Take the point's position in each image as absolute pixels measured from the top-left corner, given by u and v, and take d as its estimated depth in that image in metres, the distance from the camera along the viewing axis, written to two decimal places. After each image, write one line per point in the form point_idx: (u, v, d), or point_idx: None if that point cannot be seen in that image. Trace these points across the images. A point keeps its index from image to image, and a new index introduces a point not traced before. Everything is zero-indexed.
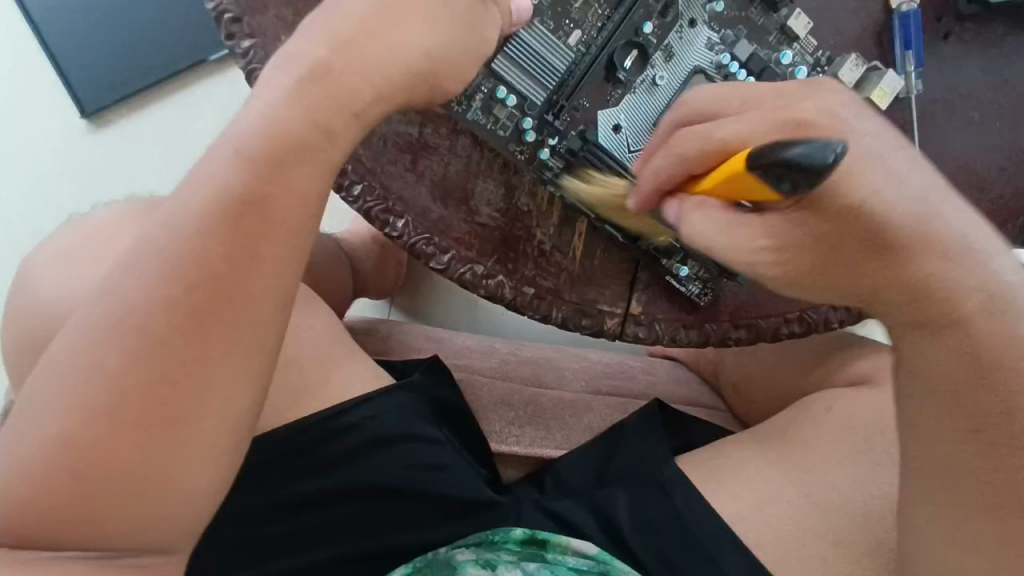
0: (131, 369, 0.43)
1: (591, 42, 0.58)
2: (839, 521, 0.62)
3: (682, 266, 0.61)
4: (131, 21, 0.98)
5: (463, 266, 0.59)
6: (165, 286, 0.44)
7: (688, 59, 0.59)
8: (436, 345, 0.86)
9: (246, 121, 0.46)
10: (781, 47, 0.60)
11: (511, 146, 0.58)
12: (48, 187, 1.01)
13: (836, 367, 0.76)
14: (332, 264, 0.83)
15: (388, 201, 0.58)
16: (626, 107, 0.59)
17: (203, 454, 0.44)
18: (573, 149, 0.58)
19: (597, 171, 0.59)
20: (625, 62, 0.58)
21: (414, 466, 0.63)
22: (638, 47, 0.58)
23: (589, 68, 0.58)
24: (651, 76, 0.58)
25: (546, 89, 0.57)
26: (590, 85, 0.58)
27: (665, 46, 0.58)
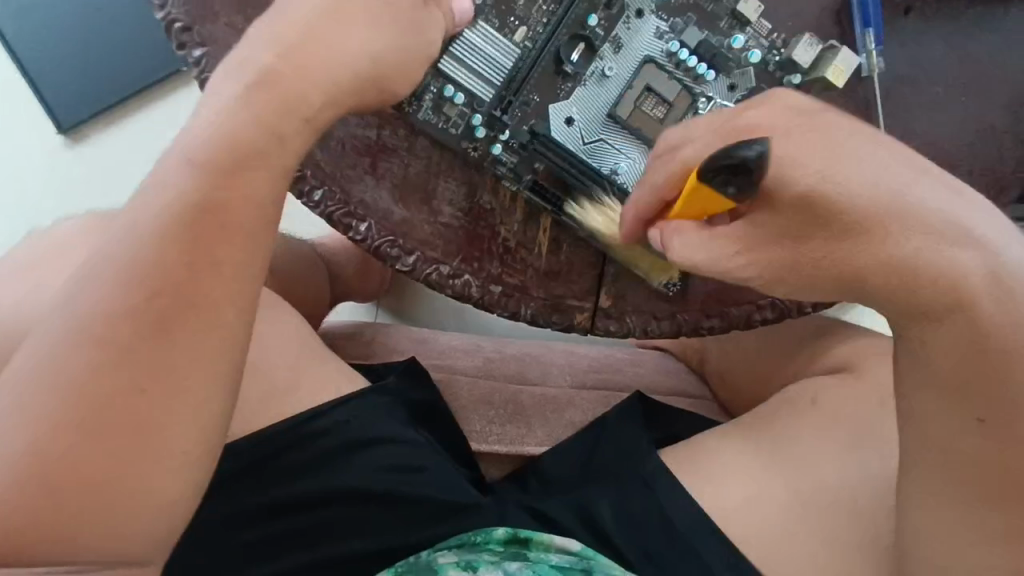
0: (78, 385, 0.42)
1: (537, 38, 0.59)
2: (830, 514, 0.60)
3: (644, 255, 0.61)
4: (100, 33, 0.97)
5: (429, 267, 0.59)
6: (111, 299, 0.43)
7: (638, 49, 0.59)
8: (418, 345, 0.85)
9: (197, 130, 0.45)
10: (733, 32, 0.60)
11: (463, 143, 0.59)
12: (29, 203, 1.02)
13: (819, 353, 0.75)
14: (306, 270, 0.83)
15: (349, 205, 0.58)
16: (577, 99, 0.59)
17: (156, 472, 0.43)
18: (523, 144, 0.59)
19: (548, 162, 0.59)
20: (571, 56, 0.59)
21: (391, 469, 0.63)
22: (584, 40, 0.59)
23: (536, 63, 0.59)
24: (600, 68, 0.59)
25: (494, 86, 0.58)
26: (538, 80, 0.59)
27: (613, 38, 0.59)
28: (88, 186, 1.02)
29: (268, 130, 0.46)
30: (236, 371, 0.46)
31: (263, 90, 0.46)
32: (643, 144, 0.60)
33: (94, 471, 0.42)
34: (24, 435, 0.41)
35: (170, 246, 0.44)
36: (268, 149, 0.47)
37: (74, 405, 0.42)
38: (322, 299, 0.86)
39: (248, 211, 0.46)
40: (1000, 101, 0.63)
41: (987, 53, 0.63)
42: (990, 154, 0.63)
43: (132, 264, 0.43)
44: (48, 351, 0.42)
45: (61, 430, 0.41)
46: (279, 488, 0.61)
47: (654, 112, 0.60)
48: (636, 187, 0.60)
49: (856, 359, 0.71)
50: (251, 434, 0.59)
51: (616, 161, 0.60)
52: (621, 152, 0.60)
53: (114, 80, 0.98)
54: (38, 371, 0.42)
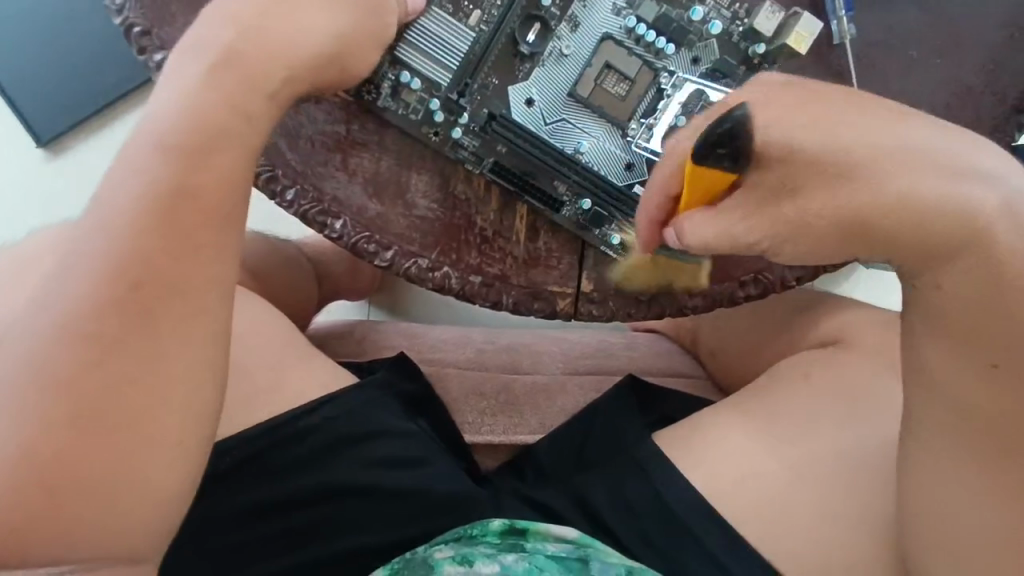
0: (38, 390, 0.40)
1: (491, 20, 0.58)
2: (824, 487, 0.59)
3: (615, 234, 0.61)
4: (73, 44, 0.96)
5: (407, 261, 0.59)
6: (71, 302, 0.41)
7: (595, 27, 0.59)
8: (411, 340, 0.83)
9: (156, 117, 0.44)
10: (692, 4, 0.59)
11: (424, 129, 0.59)
12: (12, 217, 1.01)
13: (808, 326, 0.74)
14: (290, 272, 0.82)
15: (323, 203, 0.58)
16: (536, 80, 0.59)
17: (127, 479, 0.41)
18: (482, 126, 0.59)
19: (510, 143, 0.59)
20: (526, 37, 0.58)
21: (383, 464, 0.63)
22: (540, 20, 0.58)
23: (492, 45, 0.58)
24: (557, 48, 0.59)
25: (450, 71, 0.58)
26: (495, 62, 0.58)
27: (569, 17, 0.58)
28: (71, 199, 1.01)
29: (237, 113, 0.45)
30: (220, 368, 0.45)
31: (228, 74, 0.45)
32: (607, 122, 0.60)
33: (80, 471, 0.40)
34: (6, 437, 0.40)
35: (145, 236, 0.42)
36: (236, 131, 0.45)
37: (55, 404, 0.40)
38: (309, 299, 0.85)
39: (221, 197, 0.44)
40: (975, 60, 0.62)
41: (958, 14, 0.62)
42: (967, 116, 0.62)
43: (107, 258, 0.41)
44: (25, 351, 0.41)
45: (39, 433, 0.40)
46: (272, 487, 0.61)
47: (616, 89, 0.59)
48: (601, 165, 0.60)
49: (847, 329, 0.70)
50: (240, 433, 0.59)
51: (580, 140, 0.60)
52: (585, 131, 0.60)
53: (89, 90, 0.97)
54: (15, 371, 0.40)
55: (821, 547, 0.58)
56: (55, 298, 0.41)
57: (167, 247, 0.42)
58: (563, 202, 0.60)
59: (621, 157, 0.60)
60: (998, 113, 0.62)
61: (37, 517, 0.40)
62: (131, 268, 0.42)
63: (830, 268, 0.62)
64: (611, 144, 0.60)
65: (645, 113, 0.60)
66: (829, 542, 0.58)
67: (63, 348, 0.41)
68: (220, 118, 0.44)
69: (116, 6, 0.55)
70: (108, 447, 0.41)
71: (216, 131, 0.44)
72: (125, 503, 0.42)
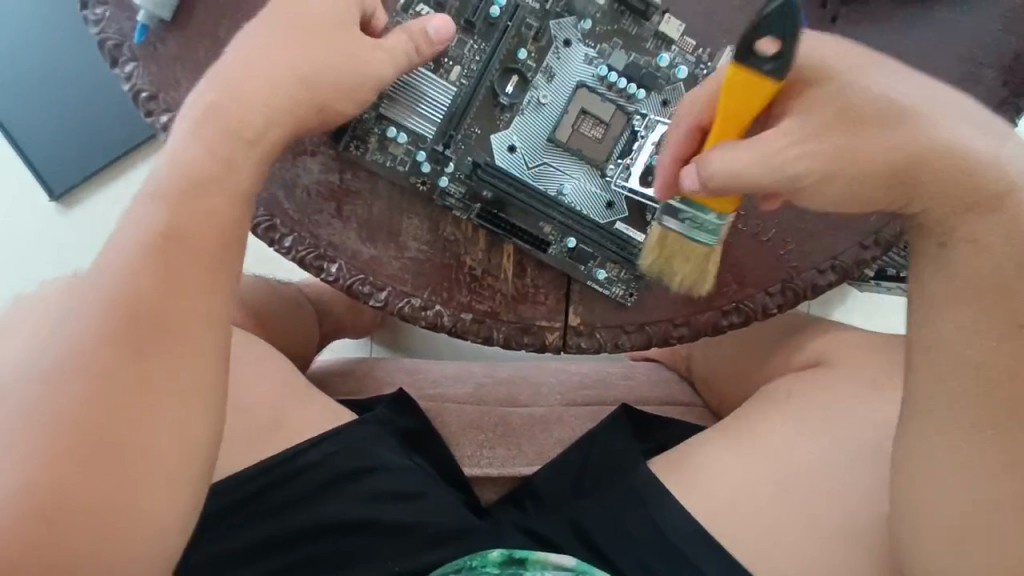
0: (53, 441, 0.42)
1: (471, 75, 0.61)
2: (812, 505, 0.60)
3: (599, 270, 0.63)
4: (84, 104, 1.01)
5: (400, 300, 0.62)
6: (85, 356, 0.44)
7: (570, 76, 0.63)
8: (411, 376, 0.85)
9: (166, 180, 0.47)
10: (659, 51, 0.63)
11: (411, 179, 0.62)
12: (27, 268, 1.05)
13: (797, 349, 0.76)
14: (292, 314, 0.85)
15: (319, 248, 0.61)
16: (518, 127, 0.62)
17: (138, 522, 0.44)
18: (467, 174, 0.62)
19: (496, 186, 0.62)
20: (505, 88, 0.62)
21: (382, 498, 0.65)
22: (517, 72, 0.62)
23: (473, 98, 0.62)
24: (535, 97, 0.62)
25: (435, 124, 0.61)
26: (476, 113, 0.62)
27: (544, 67, 0.62)
28: (84, 250, 1.06)
29: (223, 159, 0.48)
30: (216, 406, 0.47)
31: (239, 146, 0.49)
32: (585, 163, 0.63)
33: (85, 507, 0.42)
34: (13, 477, 0.41)
35: (148, 282, 0.45)
36: (220, 176, 0.48)
37: (70, 447, 0.42)
38: (310, 339, 0.87)
39: (209, 240, 0.47)
40: None
41: (917, 50, 0.65)
42: None
43: (112, 304, 0.45)
44: (25, 391, 0.43)
45: (53, 479, 0.42)
46: (275, 522, 0.62)
47: (592, 132, 0.63)
48: (584, 206, 0.63)
49: (834, 351, 0.71)
50: (242, 472, 0.61)
51: (562, 182, 0.63)
52: (566, 173, 0.63)
53: (100, 146, 1.02)
54: (16, 411, 0.42)
55: (815, 566, 0.58)
56: (59, 341, 0.44)
57: (171, 296, 0.45)
58: (548, 242, 0.63)
59: (602, 197, 0.63)
60: None
61: (48, 557, 0.42)
62: (133, 312, 0.45)
63: (810, 295, 0.64)
64: (592, 184, 0.63)
65: (621, 155, 0.63)
66: (824, 563, 0.58)
67: (68, 391, 0.43)
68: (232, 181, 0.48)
69: (125, 74, 0.60)
70: (110, 484, 0.43)
71: (213, 186, 0.47)
72: (133, 543, 0.43)
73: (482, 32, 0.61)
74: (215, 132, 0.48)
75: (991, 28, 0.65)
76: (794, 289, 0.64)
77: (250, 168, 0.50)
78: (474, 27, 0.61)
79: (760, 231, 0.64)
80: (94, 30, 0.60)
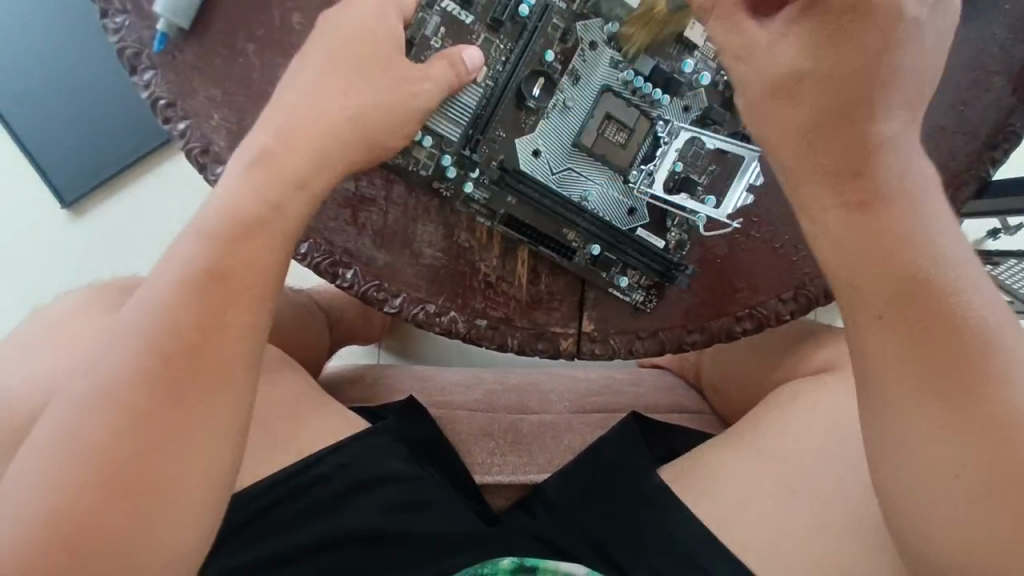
0: (73, 459, 0.43)
1: (498, 76, 0.61)
2: (824, 511, 0.60)
3: (618, 277, 0.64)
4: (96, 112, 1.02)
5: (415, 307, 0.63)
6: (108, 372, 0.44)
7: (595, 80, 0.63)
8: (421, 384, 0.85)
9: None
10: (682, 57, 0.64)
11: (434, 185, 0.62)
12: (38, 274, 1.06)
13: (808, 355, 0.75)
14: (303, 320, 0.85)
15: (335, 255, 0.62)
16: (542, 131, 0.63)
17: (152, 539, 0.43)
18: (493, 180, 0.62)
19: (520, 194, 0.62)
20: (532, 90, 0.62)
21: (393, 508, 0.64)
22: (544, 75, 0.62)
23: (501, 100, 0.62)
24: (562, 100, 0.62)
25: (461, 127, 0.61)
26: (502, 117, 0.62)
27: (570, 70, 0.62)
28: (94, 256, 1.06)
29: (272, 199, 0.49)
30: (242, 421, 0.47)
31: (262, 165, 0.49)
32: (609, 170, 0.64)
33: (101, 519, 0.42)
34: (35, 495, 0.42)
35: (173, 293, 0.46)
36: (270, 216, 0.49)
37: (88, 465, 0.42)
38: (321, 346, 0.87)
39: (226, 254, 0.47)
40: (945, 102, 0.66)
41: None
42: (942, 152, 0.66)
43: (137, 316, 0.45)
44: (62, 409, 0.44)
45: (70, 498, 0.42)
46: (285, 533, 0.62)
47: (616, 138, 0.64)
48: (606, 211, 0.64)
49: (844, 357, 0.71)
50: (257, 483, 0.61)
51: (586, 189, 0.64)
52: (589, 179, 0.64)
53: (111, 153, 1.03)
54: (51, 428, 0.43)
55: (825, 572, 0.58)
56: (95, 359, 0.45)
57: (196, 306, 0.46)
58: (570, 249, 0.64)
59: (622, 200, 0.64)
60: (972, 150, 0.66)
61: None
62: (161, 326, 0.45)
63: (823, 301, 0.65)
64: (615, 190, 0.64)
65: (644, 160, 0.64)
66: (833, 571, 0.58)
67: (87, 403, 0.44)
68: (255, 205, 0.48)
69: (143, 82, 0.60)
70: (127, 494, 0.43)
71: (237, 205, 0.48)
72: (148, 560, 0.43)
73: (509, 32, 0.61)
74: (259, 165, 0.49)
75: (1001, 37, 0.65)
76: (808, 296, 0.64)
77: (299, 207, 0.50)
78: (502, 27, 0.61)
79: (772, 239, 0.65)
80: (114, 39, 0.60)
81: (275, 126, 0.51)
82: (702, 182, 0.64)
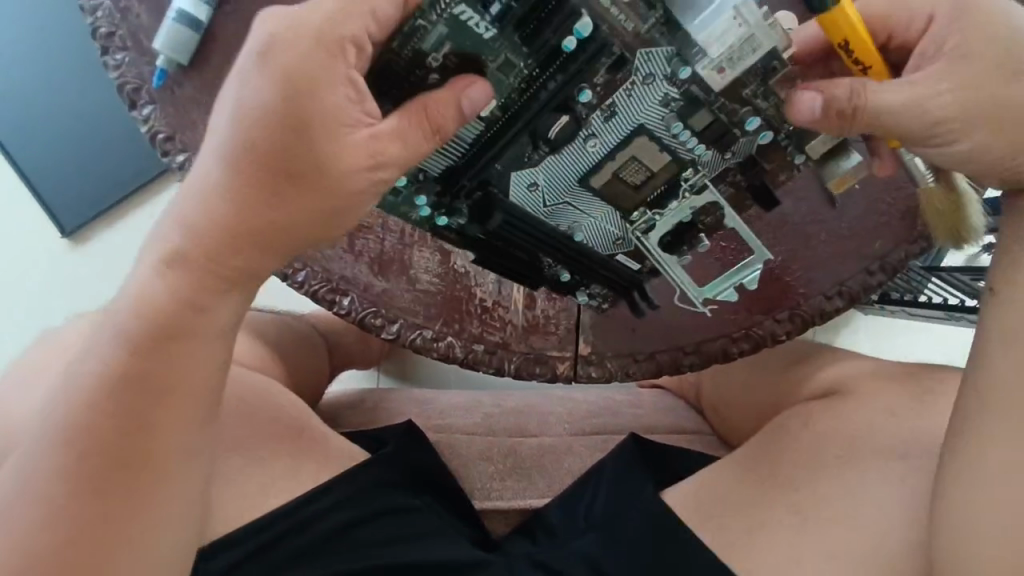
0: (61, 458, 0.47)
1: (507, 104, 0.49)
2: (837, 534, 0.58)
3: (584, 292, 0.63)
4: (95, 141, 1.03)
5: (412, 333, 0.63)
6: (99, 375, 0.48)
7: (632, 118, 0.49)
8: (419, 408, 0.85)
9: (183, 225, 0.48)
10: (755, 100, 0.49)
11: (406, 211, 0.56)
12: (40, 303, 1.07)
13: (810, 374, 0.75)
14: (303, 345, 0.85)
15: (332, 282, 0.62)
16: (545, 168, 0.53)
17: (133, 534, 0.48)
18: (471, 212, 0.56)
19: (501, 233, 0.57)
20: (549, 129, 0.50)
21: (393, 541, 0.63)
22: (569, 113, 0.49)
23: (502, 138, 0.51)
24: (584, 136, 0.50)
25: (448, 161, 0.52)
26: (502, 151, 0.52)
27: (607, 105, 0.49)
28: (95, 284, 1.07)
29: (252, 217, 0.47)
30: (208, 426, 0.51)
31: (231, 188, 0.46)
32: (612, 209, 0.56)
33: (89, 529, 0.47)
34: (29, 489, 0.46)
35: (159, 307, 0.48)
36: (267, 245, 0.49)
37: (76, 464, 0.47)
38: (320, 372, 0.87)
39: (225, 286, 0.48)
40: None
41: None
42: None
43: (125, 331, 0.48)
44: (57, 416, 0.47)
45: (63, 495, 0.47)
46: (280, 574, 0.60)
47: (632, 179, 0.54)
48: (594, 243, 0.58)
49: (843, 377, 0.71)
50: (252, 522, 0.59)
51: (578, 223, 0.57)
52: (585, 213, 0.56)
53: (109, 181, 1.04)
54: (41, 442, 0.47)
55: None
56: (81, 380, 0.48)
57: (171, 316, 0.49)
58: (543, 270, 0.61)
59: (614, 233, 0.58)
60: None
61: None
62: (142, 330, 0.48)
63: (819, 321, 0.64)
64: (610, 224, 0.57)
65: (655, 204, 0.56)
66: None
67: (79, 422, 0.47)
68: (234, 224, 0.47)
69: (143, 116, 0.61)
70: (105, 488, 0.47)
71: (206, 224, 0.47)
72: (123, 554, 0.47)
73: (535, 50, 0.46)
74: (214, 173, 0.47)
75: None
76: (803, 316, 0.64)
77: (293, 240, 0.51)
78: (524, 34, 0.45)
79: (766, 260, 0.65)
80: (114, 75, 0.62)
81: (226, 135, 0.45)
82: (704, 224, 0.58)
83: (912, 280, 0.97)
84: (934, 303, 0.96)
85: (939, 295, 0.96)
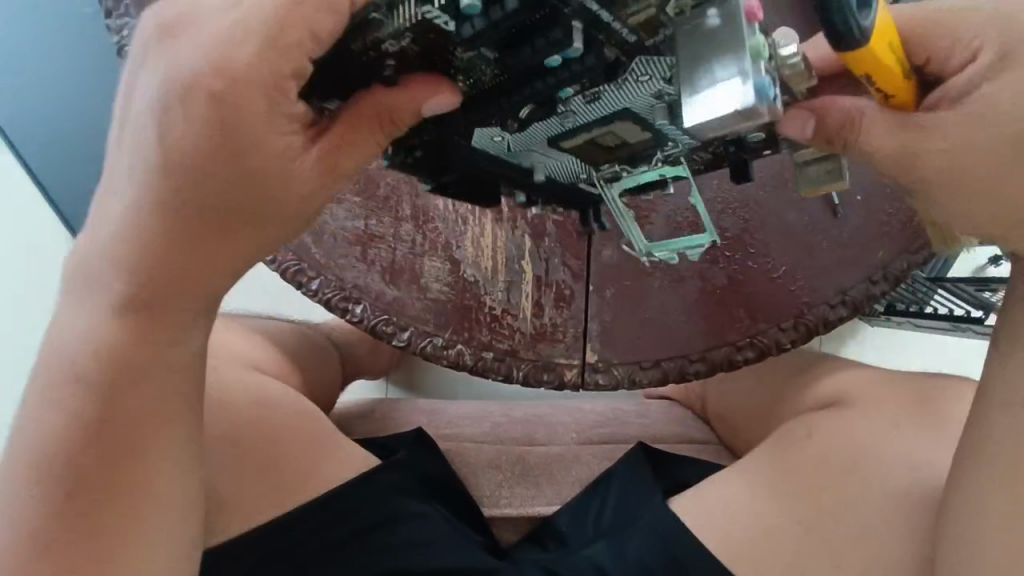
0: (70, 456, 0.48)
1: (477, 84, 0.47)
2: (837, 543, 0.59)
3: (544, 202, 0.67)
4: None
5: (423, 340, 0.64)
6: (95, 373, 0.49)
7: (615, 103, 0.48)
8: (428, 416, 0.86)
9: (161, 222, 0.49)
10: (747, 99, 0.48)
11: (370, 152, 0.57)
12: None
13: (815, 384, 0.76)
14: (316, 353, 0.87)
15: (345, 290, 0.64)
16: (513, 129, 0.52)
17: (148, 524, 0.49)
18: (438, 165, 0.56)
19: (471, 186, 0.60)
20: (523, 110, 0.48)
21: (402, 547, 0.63)
22: (548, 102, 0.47)
23: (472, 111, 0.49)
24: (563, 113, 0.49)
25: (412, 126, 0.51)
26: (471, 119, 0.50)
27: (590, 94, 0.46)
28: None
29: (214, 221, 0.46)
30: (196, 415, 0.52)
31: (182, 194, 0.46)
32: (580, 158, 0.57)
33: (100, 524, 0.48)
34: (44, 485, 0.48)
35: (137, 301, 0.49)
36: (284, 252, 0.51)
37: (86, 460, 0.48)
38: (332, 381, 0.89)
39: None
40: None
41: None
42: None
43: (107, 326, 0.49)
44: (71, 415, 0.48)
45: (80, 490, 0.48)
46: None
47: (607, 142, 0.54)
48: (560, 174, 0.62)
49: (848, 387, 0.72)
50: (265, 522, 0.60)
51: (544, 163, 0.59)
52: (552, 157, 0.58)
53: None
54: (34, 457, 0.48)
55: None
56: (70, 388, 0.49)
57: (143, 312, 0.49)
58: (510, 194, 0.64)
59: (579, 171, 0.61)
60: None
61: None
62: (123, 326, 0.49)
63: (823, 330, 0.64)
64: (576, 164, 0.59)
65: (625, 161, 0.58)
66: None
67: (74, 431, 0.48)
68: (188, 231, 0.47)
69: None
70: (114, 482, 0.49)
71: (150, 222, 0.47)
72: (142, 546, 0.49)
73: (520, 58, 0.41)
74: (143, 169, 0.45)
75: None
76: (807, 324, 0.64)
77: None
78: (509, 47, 0.41)
79: (771, 269, 0.66)
80: None
81: (160, 134, 0.43)
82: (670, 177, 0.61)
83: (917, 290, 0.97)
84: (940, 315, 0.96)
85: (944, 307, 0.96)
